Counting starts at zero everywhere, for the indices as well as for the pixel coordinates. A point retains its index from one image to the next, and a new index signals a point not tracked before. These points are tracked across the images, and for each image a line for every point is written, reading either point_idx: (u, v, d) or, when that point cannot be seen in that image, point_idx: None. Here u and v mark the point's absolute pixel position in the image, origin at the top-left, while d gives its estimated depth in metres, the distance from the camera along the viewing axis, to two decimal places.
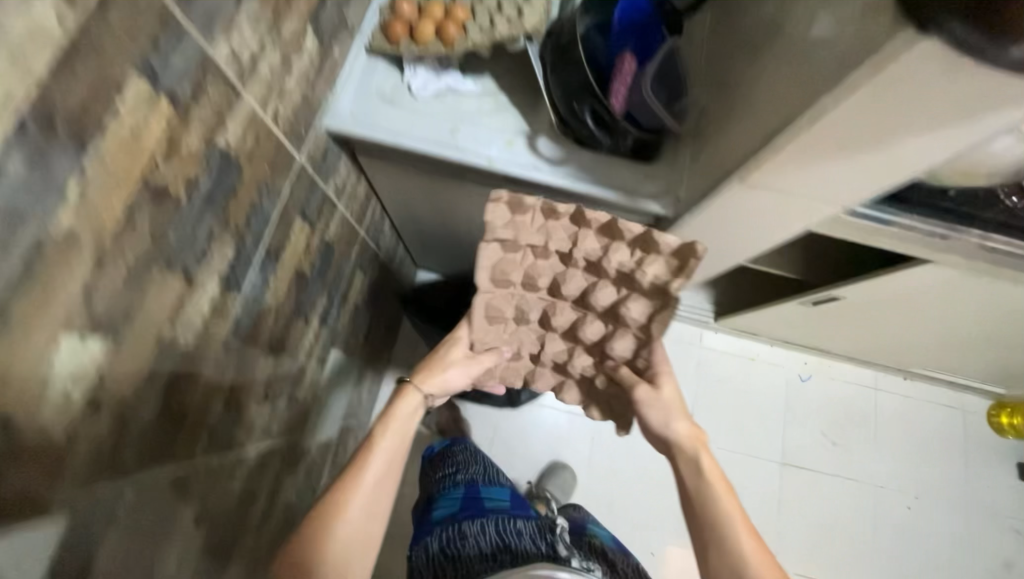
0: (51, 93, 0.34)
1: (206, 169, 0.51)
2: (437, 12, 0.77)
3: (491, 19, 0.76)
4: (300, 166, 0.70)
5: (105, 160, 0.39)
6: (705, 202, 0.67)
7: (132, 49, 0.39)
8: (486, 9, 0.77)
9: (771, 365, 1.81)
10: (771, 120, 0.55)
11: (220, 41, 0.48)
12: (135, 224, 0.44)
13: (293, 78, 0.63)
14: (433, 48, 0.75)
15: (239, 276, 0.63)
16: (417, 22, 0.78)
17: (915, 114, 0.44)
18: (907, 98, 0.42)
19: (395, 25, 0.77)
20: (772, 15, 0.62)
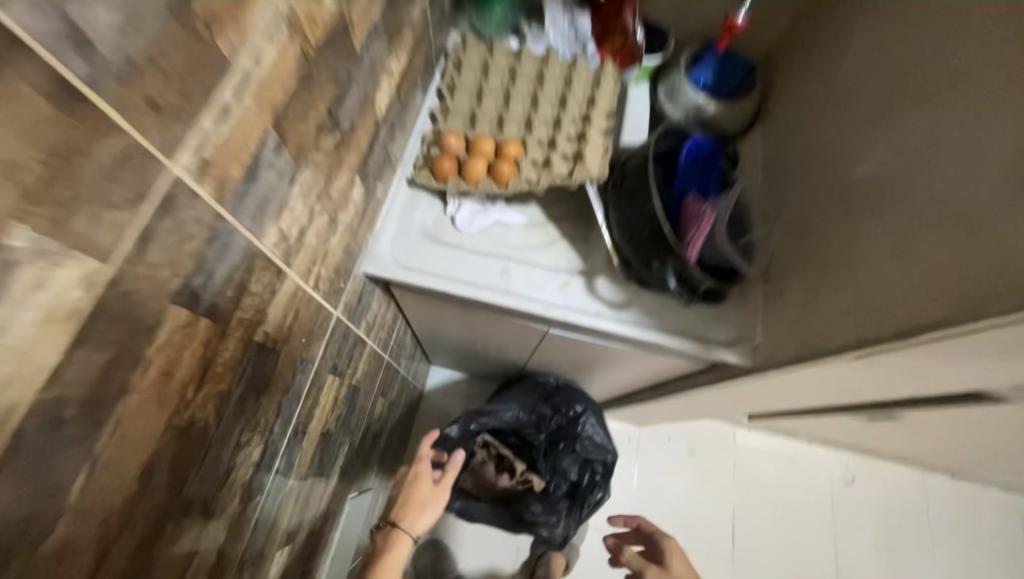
0: (66, 376, 0.25)
1: (240, 372, 0.42)
2: (488, 146, 0.72)
3: (549, 151, 0.73)
4: (337, 321, 0.62)
5: (126, 423, 0.30)
6: (797, 368, 0.59)
7: (174, 280, 0.31)
8: (537, 140, 0.73)
9: (812, 464, 1.61)
10: (890, 298, 0.48)
11: (269, 229, 0.41)
12: (151, 482, 0.34)
13: (337, 236, 0.56)
14: (486, 187, 0.70)
15: (266, 473, 0.52)
16: (466, 158, 0.72)
17: None
18: None
19: (444, 162, 0.70)
20: (857, 169, 0.58)
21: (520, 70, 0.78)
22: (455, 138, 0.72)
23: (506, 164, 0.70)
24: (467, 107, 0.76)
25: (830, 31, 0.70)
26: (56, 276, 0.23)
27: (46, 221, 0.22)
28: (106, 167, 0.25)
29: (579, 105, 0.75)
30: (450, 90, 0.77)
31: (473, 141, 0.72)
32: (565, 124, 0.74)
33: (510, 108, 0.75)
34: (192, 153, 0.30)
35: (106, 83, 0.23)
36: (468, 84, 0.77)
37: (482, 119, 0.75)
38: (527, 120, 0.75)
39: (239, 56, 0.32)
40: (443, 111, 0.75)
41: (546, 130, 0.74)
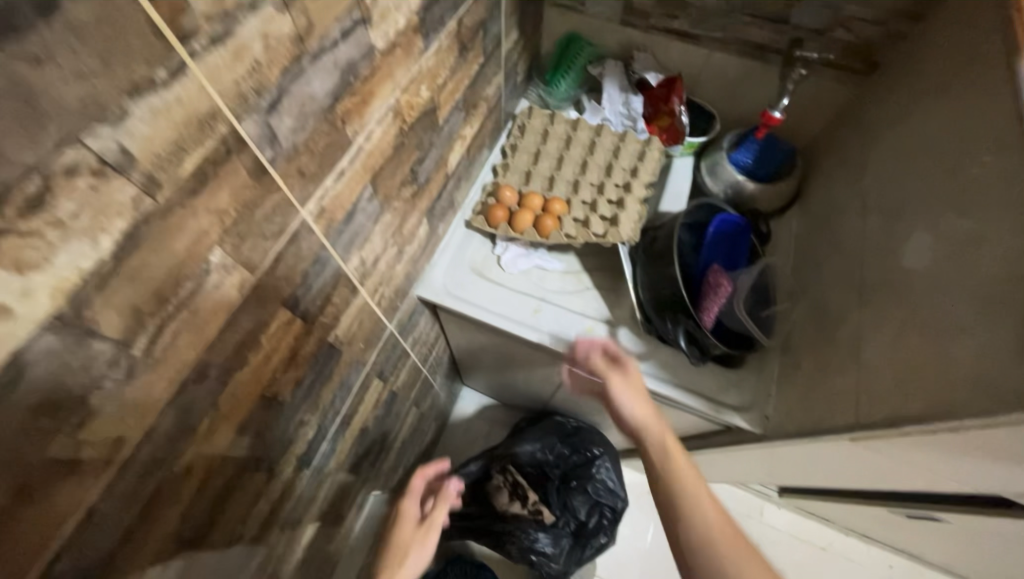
0: (215, 346, 0.37)
1: (314, 364, 0.53)
2: (536, 203, 0.83)
3: (589, 211, 0.83)
4: (389, 333, 0.73)
5: (238, 387, 0.41)
6: (801, 443, 0.62)
7: (286, 288, 0.43)
8: (580, 200, 0.83)
9: (850, 560, 1.46)
10: (885, 389, 0.51)
11: (353, 256, 0.53)
12: (242, 435, 0.45)
13: (401, 264, 0.68)
14: (530, 236, 0.80)
15: (314, 451, 0.63)
16: (516, 210, 0.83)
17: None
18: None
19: (497, 211, 0.82)
20: (874, 262, 0.62)
21: (575, 138, 0.89)
22: (510, 192, 0.84)
23: (548, 220, 0.80)
24: (524, 165, 0.88)
25: (867, 129, 0.75)
26: (226, 278, 0.35)
27: (230, 243, 0.34)
28: (267, 211, 0.37)
29: (622, 174, 0.85)
30: (512, 149, 0.89)
31: (524, 196, 0.83)
32: (607, 189, 0.84)
33: (561, 170, 0.86)
34: (316, 201, 0.43)
35: (279, 158, 0.36)
36: (528, 146, 0.89)
37: (536, 177, 0.86)
38: (575, 182, 0.85)
39: (357, 135, 0.45)
40: (503, 167, 0.87)
41: (590, 193, 0.85)
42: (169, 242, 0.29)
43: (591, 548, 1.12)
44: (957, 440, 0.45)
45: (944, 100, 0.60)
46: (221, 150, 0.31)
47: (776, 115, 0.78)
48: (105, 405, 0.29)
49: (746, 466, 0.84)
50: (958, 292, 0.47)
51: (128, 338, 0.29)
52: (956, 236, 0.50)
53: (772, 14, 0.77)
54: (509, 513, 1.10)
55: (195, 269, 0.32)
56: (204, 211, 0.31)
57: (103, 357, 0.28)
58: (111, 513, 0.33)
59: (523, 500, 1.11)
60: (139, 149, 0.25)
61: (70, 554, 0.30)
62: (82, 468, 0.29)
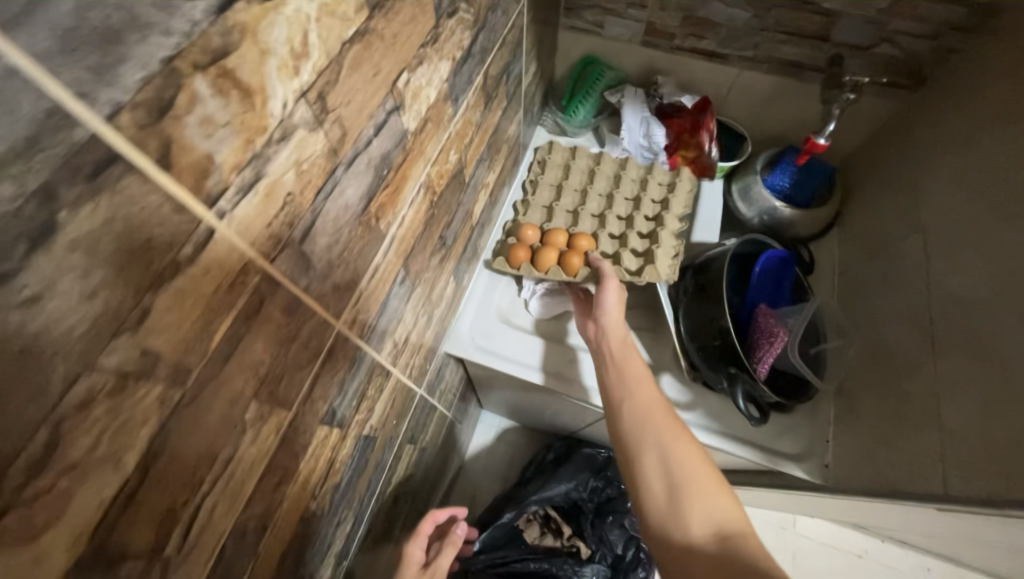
0: (253, 498, 0.32)
1: (350, 462, 0.49)
2: (560, 239, 0.75)
3: (619, 245, 0.77)
4: (419, 399, 0.68)
5: (277, 524, 0.37)
6: (874, 500, 0.58)
7: (323, 405, 0.38)
8: (608, 234, 0.78)
9: (887, 566, 1.36)
10: (984, 464, 0.47)
11: (386, 343, 0.49)
12: (282, 565, 0.40)
13: (430, 328, 0.63)
14: (555, 276, 0.73)
15: (350, 540, 0.58)
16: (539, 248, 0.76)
17: None
18: None
19: (518, 251, 0.75)
20: (943, 307, 0.57)
21: (598, 169, 0.84)
22: (533, 232, 0.77)
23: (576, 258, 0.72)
24: (547, 199, 0.82)
25: (919, 151, 0.70)
26: (262, 428, 0.30)
27: (266, 391, 0.29)
28: (304, 340, 0.32)
29: (649, 205, 0.80)
30: (532, 185, 0.84)
31: (549, 233, 0.76)
32: (636, 221, 0.78)
33: (586, 203, 0.81)
34: (351, 308, 0.38)
35: (313, 283, 0.31)
36: (550, 178, 0.84)
37: (559, 213, 0.80)
38: (600, 214, 0.80)
39: (390, 226, 0.40)
40: (524, 202, 0.82)
41: (617, 226, 0.79)
42: (201, 420, 0.25)
43: None
44: None
45: (1011, 130, 0.55)
46: (255, 301, 0.26)
47: (821, 143, 0.72)
48: None
49: (797, 504, 0.79)
50: None
51: (160, 540, 0.24)
52: None
53: (809, 32, 0.72)
54: (543, 542, 1.07)
55: (231, 434, 0.27)
56: (239, 371, 0.26)
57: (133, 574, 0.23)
58: None
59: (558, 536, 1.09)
60: (162, 341, 0.21)
61: None
62: None
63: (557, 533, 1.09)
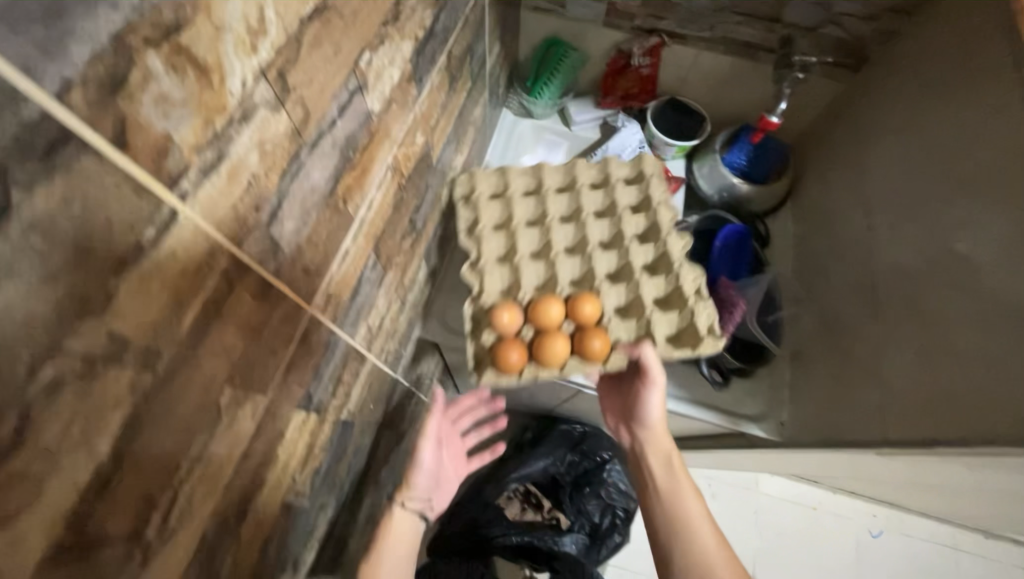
0: (232, 483, 0.32)
1: (330, 447, 0.49)
2: (557, 316, 0.56)
3: (631, 290, 0.60)
4: (395, 383, 0.69)
5: (259, 508, 0.37)
6: (825, 451, 0.63)
7: (299, 390, 0.38)
8: (608, 281, 0.61)
9: (837, 514, 1.48)
10: (916, 411, 0.51)
11: (360, 327, 0.49)
12: (267, 548, 0.41)
13: (405, 313, 0.64)
14: (577, 370, 0.55)
15: (334, 524, 0.59)
16: (534, 339, 0.57)
17: None
18: None
19: (512, 355, 0.54)
20: (884, 273, 0.62)
21: (547, 194, 0.66)
22: (509, 313, 0.56)
23: (596, 339, 0.54)
24: (496, 251, 0.63)
25: (863, 126, 0.74)
26: (238, 412, 0.30)
27: (240, 375, 0.29)
28: (276, 325, 0.32)
29: (636, 226, 0.64)
30: (472, 235, 0.63)
31: (538, 311, 0.56)
32: (636, 258, 0.61)
33: (556, 244, 0.63)
34: (322, 292, 0.38)
35: (283, 266, 0.31)
36: (491, 217, 0.65)
37: (526, 267, 0.61)
38: (583, 254, 0.62)
39: (358, 209, 0.40)
40: (473, 296, 0.60)
41: (613, 271, 0.62)
42: (176, 404, 0.25)
43: (607, 548, 1.11)
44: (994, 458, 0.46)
45: (944, 106, 0.60)
46: (223, 284, 0.26)
47: (775, 121, 0.76)
48: None
49: (758, 463, 0.84)
50: (984, 315, 0.48)
51: (140, 524, 0.24)
52: (973, 261, 0.51)
53: (762, 13, 0.75)
54: (522, 515, 1.09)
55: (205, 419, 0.27)
56: (211, 355, 0.26)
57: (114, 560, 0.23)
58: None
59: (536, 510, 1.11)
60: (130, 323, 0.20)
61: None
62: None
63: (536, 506, 1.11)
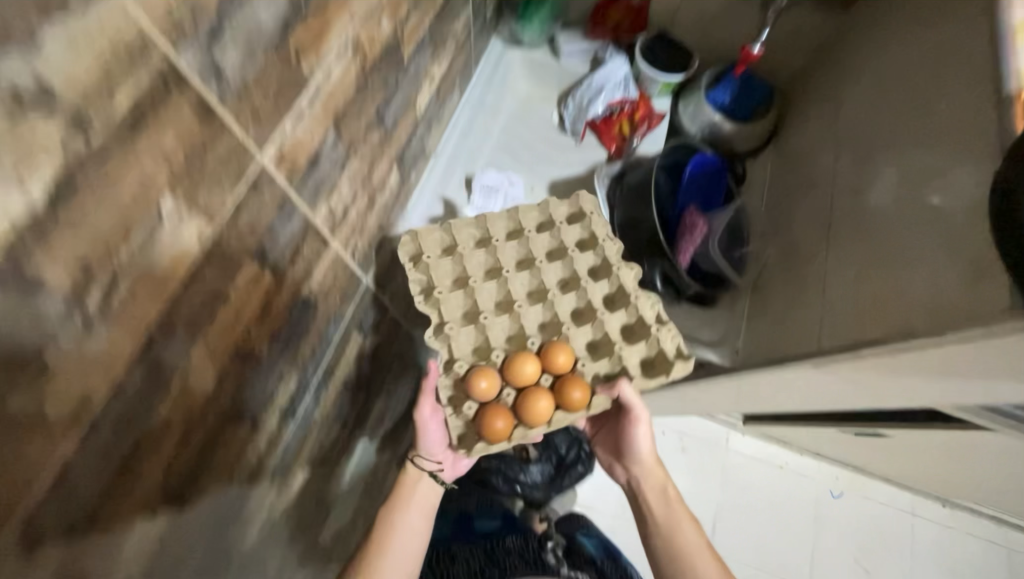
0: (179, 300, 0.35)
1: (288, 317, 0.52)
2: (533, 372, 0.60)
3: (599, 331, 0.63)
4: (365, 286, 0.72)
5: (210, 341, 0.40)
6: (766, 371, 0.64)
7: (251, 239, 0.41)
8: (578, 325, 0.63)
9: (800, 475, 1.45)
10: (851, 322, 0.54)
11: (321, 205, 0.51)
12: (221, 389, 0.45)
13: (374, 214, 0.66)
14: (562, 419, 0.59)
15: (297, 403, 0.63)
16: (516, 401, 0.60)
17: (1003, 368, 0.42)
18: (992, 361, 0.41)
19: (496, 421, 0.57)
20: (845, 204, 0.63)
21: (501, 247, 0.66)
22: (487, 380, 0.59)
23: (576, 389, 0.59)
24: (440, 319, 0.63)
25: (847, 61, 0.73)
26: (181, 229, 0.33)
27: (182, 190, 0.32)
28: (222, 155, 0.34)
29: (586, 265, 0.65)
30: (429, 301, 0.63)
31: (514, 372, 0.59)
32: (595, 294, 0.63)
33: (518, 299, 0.64)
34: (275, 145, 0.40)
35: (228, 96, 0.33)
36: (438, 272, 0.64)
37: (494, 328, 0.62)
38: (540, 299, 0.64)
39: (314, 72, 0.41)
40: (445, 364, 0.62)
41: (575, 312, 0.64)
42: (112, 187, 0.27)
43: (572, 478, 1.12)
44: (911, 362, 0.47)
45: (922, 32, 0.59)
46: (159, 85, 0.28)
47: (757, 51, 0.76)
48: (65, 361, 0.28)
49: (714, 398, 0.84)
50: (927, 229, 0.49)
51: (80, 290, 0.27)
52: (926, 184, 0.52)
53: None
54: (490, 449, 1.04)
55: (145, 218, 0.30)
56: (149, 154, 0.28)
57: (53, 313, 0.26)
58: (88, 470, 0.32)
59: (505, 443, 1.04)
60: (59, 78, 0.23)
61: (52, 508, 0.30)
62: (48, 425, 0.28)
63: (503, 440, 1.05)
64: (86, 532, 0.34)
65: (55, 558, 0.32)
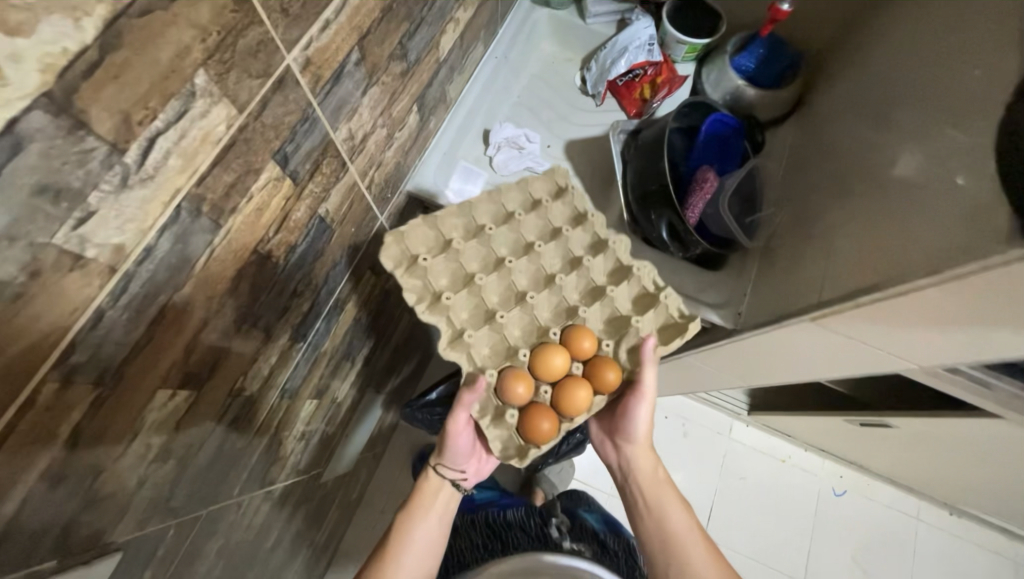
0: (207, 180, 0.38)
1: (305, 234, 0.55)
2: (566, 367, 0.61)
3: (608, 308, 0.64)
4: (379, 225, 0.74)
5: (232, 232, 0.43)
6: (767, 329, 0.66)
7: (274, 139, 0.43)
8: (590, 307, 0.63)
9: (804, 470, 1.42)
10: (852, 272, 0.54)
11: (342, 126, 0.53)
12: (239, 286, 0.48)
13: (391, 150, 0.68)
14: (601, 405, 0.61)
15: (309, 327, 0.66)
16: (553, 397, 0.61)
17: (997, 312, 0.43)
18: (988, 302, 0.42)
19: (544, 422, 0.58)
20: (858, 166, 0.63)
21: (494, 245, 0.64)
22: (524, 384, 0.59)
23: (609, 370, 0.61)
24: (449, 330, 0.61)
25: (880, 29, 0.72)
26: (211, 108, 0.35)
27: (214, 68, 0.34)
28: (251, 45, 0.36)
29: (583, 243, 0.65)
30: (434, 307, 0.61)
31: (547, 367, 0.60)
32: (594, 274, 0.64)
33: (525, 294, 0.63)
34: (301, 49, 0.42)
35: None
36: (436, 279, 0.62)
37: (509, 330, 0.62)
38: (546, 284, 0.63)
39: None
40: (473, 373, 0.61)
41: (581, 294, 0.65)
42: (153, 47, 0.30)
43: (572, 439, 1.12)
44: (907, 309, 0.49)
45: None
46: None
47: (786, 9, 0.75)
48: (105, 207, 0.31)
49: (713, 367, 0.86)
50: (938, 180, 0.49)
51: (120, 141, 0.30)
52: (941, 140, 0.52)
53: None
54: None
55: (180, 87, 0.32)
56: (186, 23, 0.31)
57: (96, 157, 0.29)
58: (118, 325, 0.35)
59: None
60: None
61: (85, 350, 0.33)
62: (86, 267, 0.31)
63: None
64: (113, 387, 0.37)
65: (86, 403, 0.35)
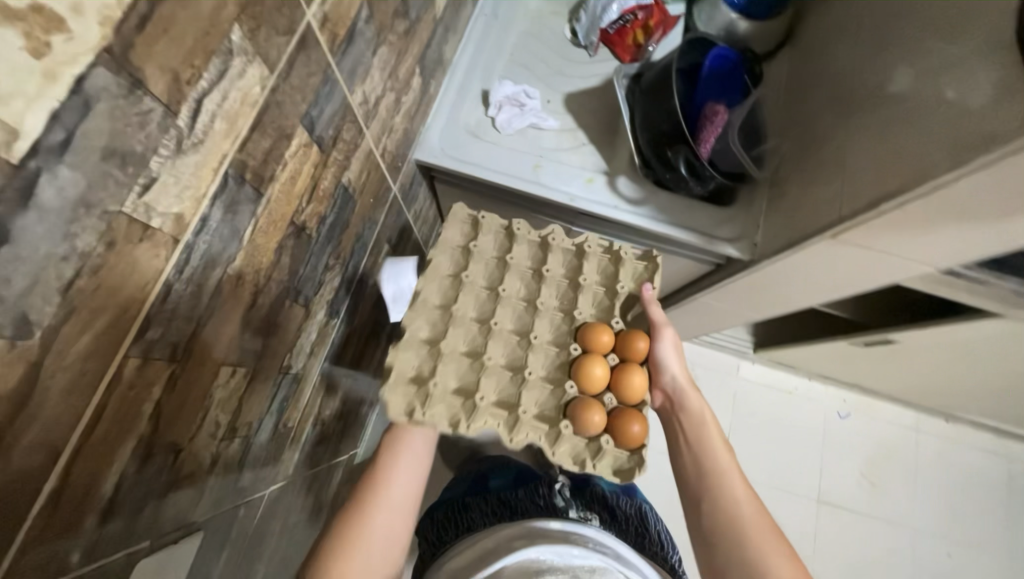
0: (248, 145, 0.37)
1: (332, 203, 0.54)
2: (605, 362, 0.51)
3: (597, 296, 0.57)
4: (394, 196, 0.73)
5: (272, 201, 0.43)
6: (787, 254, 0.68)
7: (302, 102, 0.42)
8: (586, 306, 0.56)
9: (812, 399, 1.47)
10: (870, 184, 0.56)
11: (357, 88, 0.52)
12: (280, 259, 0.47)
13: (400, 116, 0.67)
14: None
15: (339, 303, 0.66)
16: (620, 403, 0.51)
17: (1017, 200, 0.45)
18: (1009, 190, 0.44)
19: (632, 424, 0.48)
20: (860, 82, 0.65)
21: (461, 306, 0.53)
22: (595, 408, 0.48)
23: (639, 336, 0.53)
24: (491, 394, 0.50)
25: None
26: (247, 68, 0.35)
27: (247, 24, 0.33)
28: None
29: (525, 248, 0.58)
30: (447, 398, 0.49)
31: (593, 380, 0.50)
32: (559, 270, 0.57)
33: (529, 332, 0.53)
34: (319, 4, 0.41)
35: None
36: (447, 383, 0.49)
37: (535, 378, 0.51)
38: (527, 303, 0.55)
39: None
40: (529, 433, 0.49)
41: (563, 298, 0.56)
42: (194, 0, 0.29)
43: None
44: (929, 210, 0.51)
45: None
46: None
47: None
48: (165, 173, 0.30)
49: (732, 303, 0.88)
50: (946, 80, 0.51)
51: (173, 103, 0.29)
52: (939, 46, 0.53)
53: None
54: None
55: (219, 44, 0.31)
56: None
57: (154, 119, 0.28)
58: (184, 299, 0.35)
59: None
60: None
61: (159, 324, 0.34)
62: (153, 237, 0.31)
63: None
64: (183, 363, 0.38)
65: (162, 378, 0.36)
